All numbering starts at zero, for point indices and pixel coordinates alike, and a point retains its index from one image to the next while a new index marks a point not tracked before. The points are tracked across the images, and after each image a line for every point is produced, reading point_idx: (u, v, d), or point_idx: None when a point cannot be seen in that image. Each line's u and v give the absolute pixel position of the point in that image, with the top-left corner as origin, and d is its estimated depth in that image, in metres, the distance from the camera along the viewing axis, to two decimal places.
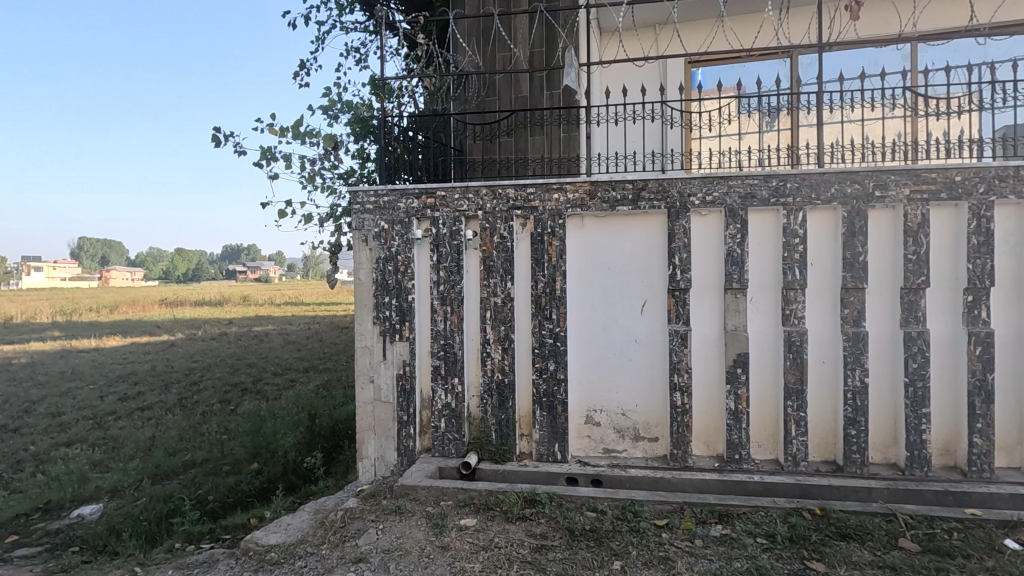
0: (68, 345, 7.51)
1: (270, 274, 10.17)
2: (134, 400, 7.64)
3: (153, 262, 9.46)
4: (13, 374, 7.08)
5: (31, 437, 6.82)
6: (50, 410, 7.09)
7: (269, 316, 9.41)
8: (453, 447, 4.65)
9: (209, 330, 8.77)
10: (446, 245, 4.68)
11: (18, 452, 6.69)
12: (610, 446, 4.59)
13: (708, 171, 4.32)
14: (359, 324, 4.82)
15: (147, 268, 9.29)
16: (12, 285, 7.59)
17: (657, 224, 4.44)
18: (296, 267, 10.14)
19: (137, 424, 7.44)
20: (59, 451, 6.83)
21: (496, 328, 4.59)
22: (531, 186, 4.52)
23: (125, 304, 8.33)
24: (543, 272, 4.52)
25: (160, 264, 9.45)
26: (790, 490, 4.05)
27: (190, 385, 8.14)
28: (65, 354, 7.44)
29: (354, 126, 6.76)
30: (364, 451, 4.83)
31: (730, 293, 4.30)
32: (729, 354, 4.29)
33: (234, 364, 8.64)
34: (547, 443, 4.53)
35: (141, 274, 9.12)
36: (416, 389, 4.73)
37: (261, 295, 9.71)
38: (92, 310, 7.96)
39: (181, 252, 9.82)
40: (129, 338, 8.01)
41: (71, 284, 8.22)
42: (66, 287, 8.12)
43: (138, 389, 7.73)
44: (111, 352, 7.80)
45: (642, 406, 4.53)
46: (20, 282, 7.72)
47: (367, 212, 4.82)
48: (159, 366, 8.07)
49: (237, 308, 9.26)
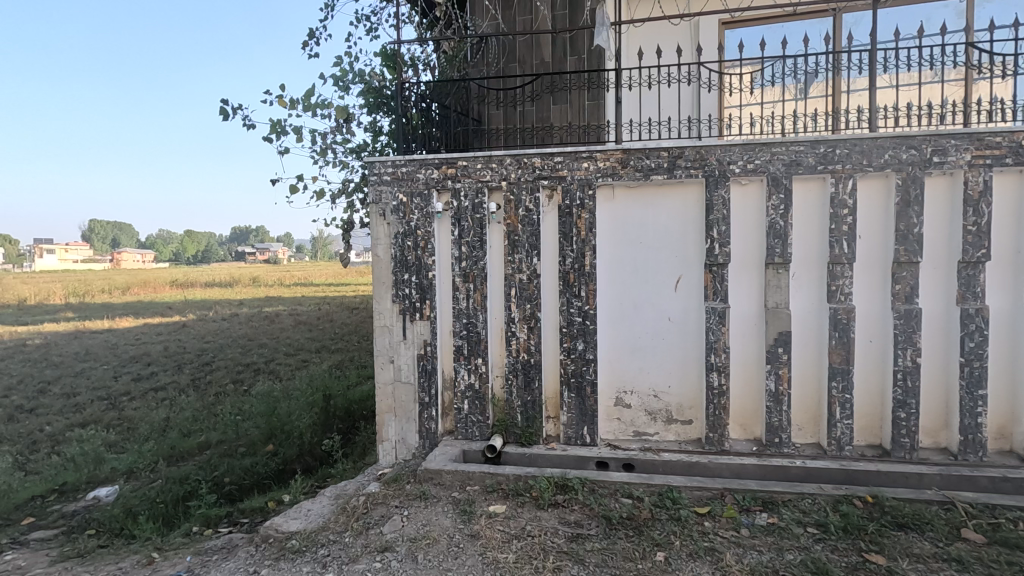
0: (82, 327, 7.23)
1: (280, 257, 10.31)
2: (148, 380, 7.43)
3: (163, 246, 9.43)
4: (29, 355, 6.72)
5: (47, 418, 6.57)
6: (65, 390, 6.80)
7: (277, 297, 9.25)
8: (476, 430, 4.47)
9: (221, 311, 8.55)
10: (468, 218, 4.43)
11: (32, 432, 6.45)
12: (641, 428, 4.39)
13: (750, 137, 4.02)
14: (378, 302, 4.61)
15: (158, 251, 9.18)
16: (26, 268, 7.36)
17: (694, 194, 4.17)
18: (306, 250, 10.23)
19: (151, 404, 7.29)
20: (73, 434, 6.63)
21: (521, 306, 4.36)
22: (558, 154, 4.24)
23: (136, 286, 8.06)
24: (571, 247, 4.27)
25: (170, 249, 9.36)
26: (835, 475, 3.83)
27: (202, 366, 7.94)
28: (79, 335, 7.16)
29: (367, 97, 6.43)
30: (384, 434, 4.66)
31: (771, 268, 4.03)
32: (770, 332, 4.04)
33: (246, 345, 8.44)
34: (576, 425, 4.33)
35: (152, 257, 8.89)
36: (437, 370, 4.54)
37: (270, 276, 9.50)
38: (103, 292, 7.70)
39: (190, 234, 9.68)
40: (141, 319, 7.78)
41: (83, 267, 7.96)
42: (77, 270, 7.86)
43: (151, 369, 7.51)
44: (124, 334, 7.53)
45: (675, 387, 4.31)
46: (33, 265, 7.50)
47: (383, 184, 4.58)
48: (171, 346, 7.82)
49: (247, 290, 9.09)
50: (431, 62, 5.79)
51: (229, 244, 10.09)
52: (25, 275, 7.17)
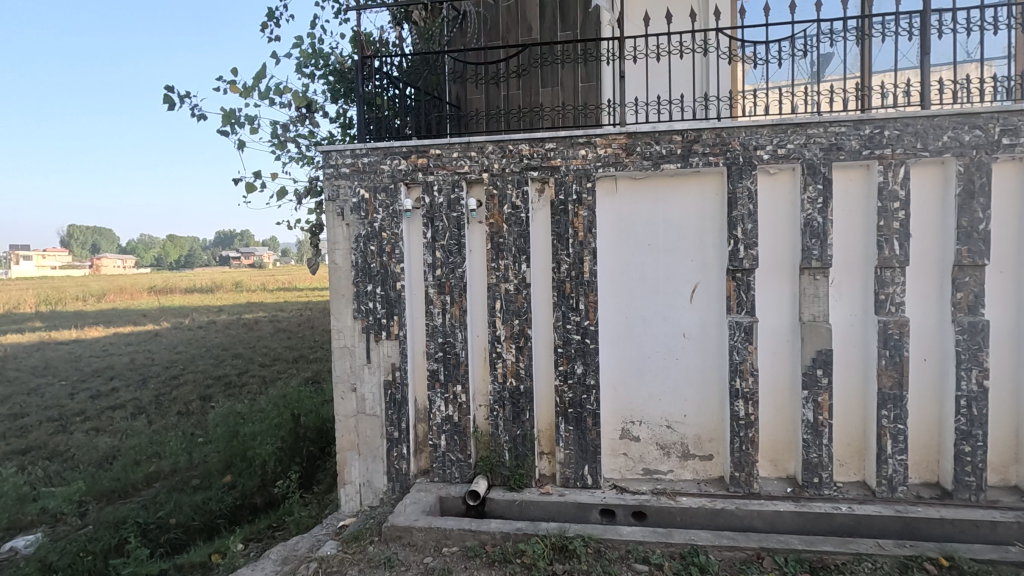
0: (47, 337, 6.35)
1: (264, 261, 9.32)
2: (108, 397, 6.49)
3: (146, 250, 8.48)
4: None
5: None
6: (13, 410, 5.92)
7: (259, 302, 8.53)
8: (456, 471, 3.73)
9: (198, 318, 7.75)
10: (443, 218, 3.69)
11: None
12: (652, 466, 3.68)
13: (779, 117, 3.34)
14: (337, 318, 3.86)
15: (138, 256, 8.16)
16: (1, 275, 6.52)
17: (712, 186, 3.48)
18: (291, 251, 9.18)
19: (105, 424, 6.29)
20: (10, 463, 5.66)
21: (508, 322, 3.63)
22: (550, 140, 3.53)
23: (114, 292, 7.25)
24: (567, 251, 3.54)
25: (153, 253, 8.47)
26: (890, 525, 3.16)
27: (170, 379, 7.02)
28: (42, 346, 6.28)
29: (331, 83, 5.54)
30: (346, 475, 3.91)
31: (807, 274, 3.34)
32: (807, 351, 3.35)
33: (220, 355, 7.59)
34: (575, 464, 3.60)
35: (133, 262, 7.93)
36: (409, 400, 3.79)
37: (253, 280, 8.75)
38: (78, 299, 6.85)
39: (186, 240, 9.28)
40: (112, 328, 6.92)
41: (63, 273, 7.11)
42: (56, 277, 7.01)
43: (112, 386, 6.58)
44: (91, 344, 6.66)
45: (691, 417, 3.61)
46: (9, 272, 6.60)
47: (341, 177, 3.82)
48: (139, 358, 6.91)
49: (228, 295, 8.33)
50: (401, 40, 5.02)
51: (210, 247, 9.46)
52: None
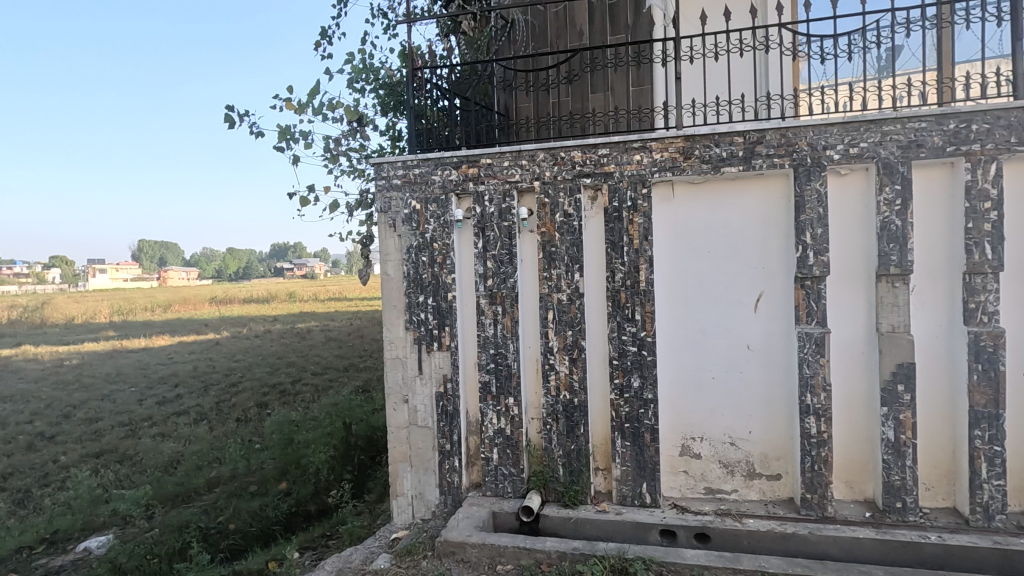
0: (119, 345, 6.61)
1: (315, 270, 9.59)
2: (173, 403, 6.75)
3: (206, 262, 8.51)
4: (61, 376, 6.08)
5: (64, 447, 5.83)
6: (90, 415, 6.13)
7: (312, 312, 8.72)
8: (509, 485, 3.65)
9: (255, 327, 7.95)
10: (494, 227, 3.65)
11: (46, 464, 5.67)
12: (714, 485, 3.49)
13: (850, 114, 3.12)
14: (389, 329, 3.87)
15: (201, 268, 8.36)
16: (79, 288, 6.87)
17: (777, 189, 3.30)
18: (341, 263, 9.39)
19: (170, 430, 6.56)
20: (87, 465, 5.87)
21: (561, 333, 3.54)
22: (603, 146, 3.43)
23: (178, 302, 7.48)
24: (621, 260, 3.43)
25: (214, 263, 8.48)
26: (988, 558, 2.86)
27: (229, 387, 7.26)
28: (114, 354, 6.53)
29: (381, 96, 5.62)
30: (399, 487, 3.89)
31: (885, 281, 3.09)
32: (886, 365, 3.10)
33: (274, 363, 7.82)
34: (632, 482, 3.46)
35: (197, 275, 8.21)
36: (461, 411, 3.75)
37: (306, 291, 8.95)
38: (147, 309, 7.12)
39: (232, 251, 8.84)
40: (177, 337, 7.13)
41: (134, 285, 7.40)
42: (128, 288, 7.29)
43: (177, 392, 6.83)
44: (157, 353, 6.89)
45: (757, 434, 3.40)
46: (87, 284, 6.98)
47: (393, 189, 3.85)
48: (201, 366, 7.15)
49: (283, 305, 8.52)
50: (450, 51, 5.05)
51: (266, 260, 9.27)
52: (76, 293, 6.64)
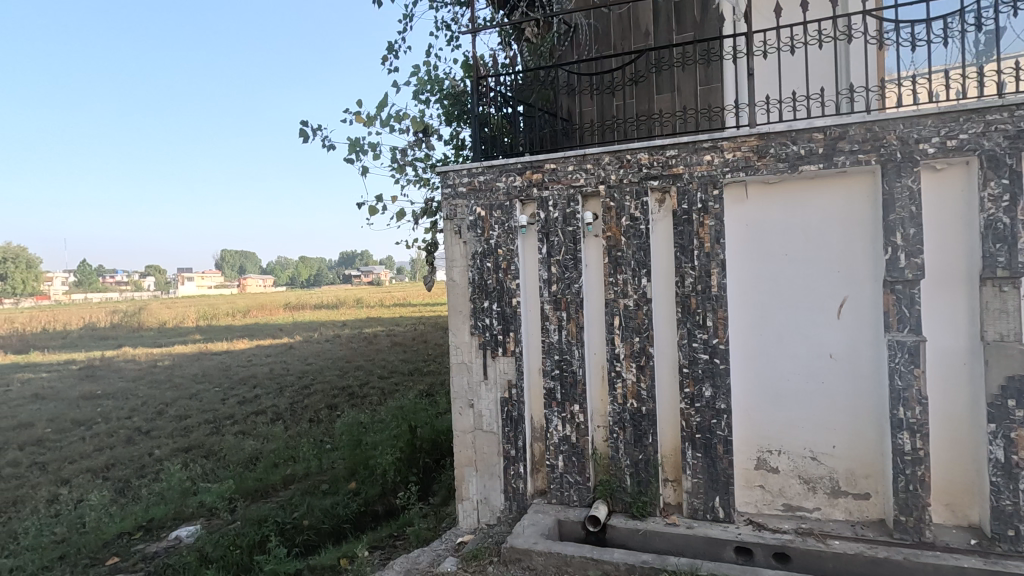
0: (204, 348, 7.11)
1: (382, 278, 9.72)
2: (252, 403, 7.13)
3: (281, 270, 8.95)
4: (155, 375, 6.56)
5: (158, 441, 6.25)
6: (180, 412, 6.56)
7: (378, 317, 8.97)
8: (574, 494, 3.60)
9: (325, 332, 8.31)
10: (558, 232, 3.63)
11: (143, 456, 6.09)
12: (794, 502, 3.29)
13: (948, 103, 2.87)
14: (454, 335, 3.93)
15: (277, 276, 8.83)
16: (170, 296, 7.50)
17: (861, 187, 3.08)
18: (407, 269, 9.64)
19: (251, 428, 6.95)
20: (177, 459, 6.29)
21: (627, 340, 3.46)
22: (671, 147, 3.34)
23: (256, 308, 7.97)
24: (691, 263, 3.31)
25: (287, 271, 8.94)
26: None
27: (302, 389, 7.62)
28: (201, 356, 7.02)
29: (446, 106, 5.73)
30: (464, 491, 3.93)
31: (990, 286, 2.82)
32: (992, 377, 2.82)
33: (343, 367, 8.12)
34: (704, 495, 3.32)
35: (273, 282, 8.68)
36: (526, 417, 3.74)
37: (373, 296, 9.21)
38: (228, 315, 7.64)
39: (305, 260, 9.37)
40: (255, 341, 7.61)
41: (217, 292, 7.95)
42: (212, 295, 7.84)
43: (256, 393, 7.23)
44: (238, 355, 7.36)
45: (842, 449, 3.18)
46: (178, 293, 7.61)
47: (458, 197, 3.91)
48: (277, 368, 7.56)
49: (351, 310, 8.81)
50: (512, 60, 5.10)
51: (336, 267, 9.61)
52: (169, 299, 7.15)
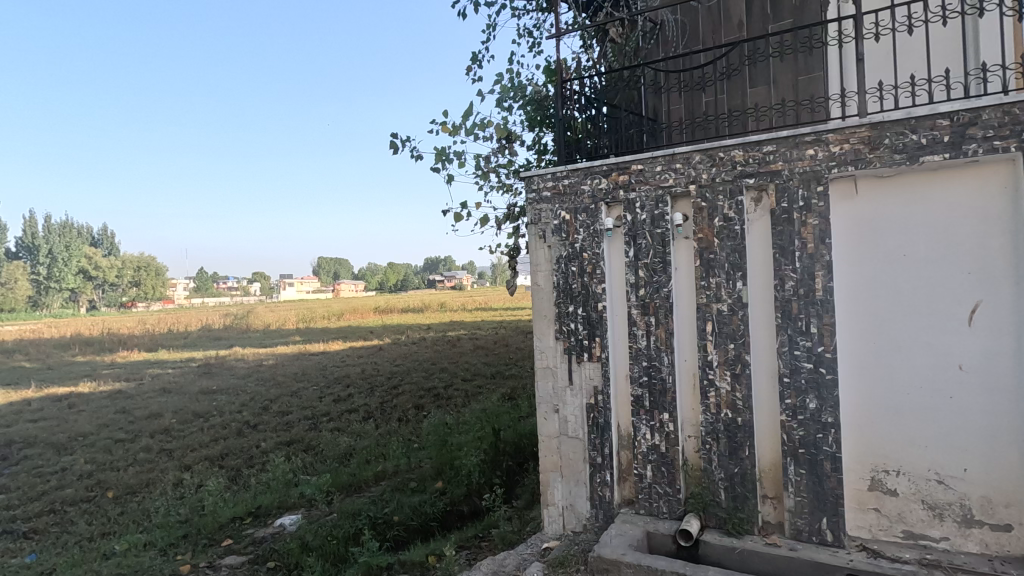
0: (304, 349, 7.95)
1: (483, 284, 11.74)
2: (345, 402, 7.60)
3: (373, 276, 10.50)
4: (262, 373, 7.39)
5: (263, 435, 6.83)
6: (282, 409, 7.16)
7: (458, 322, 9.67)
8: (664, 505, 3.47)
9: (410, 334, 9.01)
10: (646, 234, 3.53)
11: (251, 448, 6.67)
12: (916, 529, 2.97)
13: None
14: (539, 339, 3.93)
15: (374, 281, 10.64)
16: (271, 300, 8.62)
17: (997, 177, 2.73)
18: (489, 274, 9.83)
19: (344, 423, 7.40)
20: (280, 451, 6.82)
21: (721, 347, 3.29)
22: (769, 142, 3.15)
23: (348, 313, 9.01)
24: (792, 266, 3.09)
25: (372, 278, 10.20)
26: None
27: (390, 389, 8.00)
28: (300, 356, 7.87)
29: (529, 112, 5.75)
30: (550, 497, 3.92)
31: None
32: None
33: (429, 369, 8.51)
34: (809, 515, 3.08)
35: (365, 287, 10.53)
36: (612, 424, 3.66)
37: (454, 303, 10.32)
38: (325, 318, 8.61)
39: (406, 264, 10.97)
40: (347, 343, 8.51)
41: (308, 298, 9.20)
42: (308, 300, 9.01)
43: (349, 391, 7.72)
44: (333, 356, 8.13)
45: (975, 472, 2.82)
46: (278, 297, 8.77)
47: (543, 201, 3.92)
48: (368, 368, 8.12)
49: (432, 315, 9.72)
50: (595, 62, 5.06)
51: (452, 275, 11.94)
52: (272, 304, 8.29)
